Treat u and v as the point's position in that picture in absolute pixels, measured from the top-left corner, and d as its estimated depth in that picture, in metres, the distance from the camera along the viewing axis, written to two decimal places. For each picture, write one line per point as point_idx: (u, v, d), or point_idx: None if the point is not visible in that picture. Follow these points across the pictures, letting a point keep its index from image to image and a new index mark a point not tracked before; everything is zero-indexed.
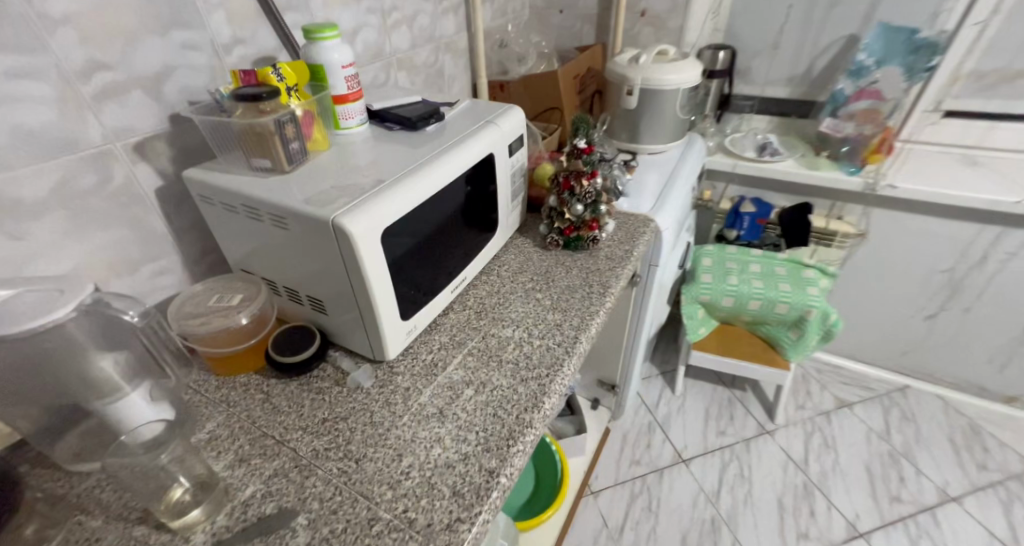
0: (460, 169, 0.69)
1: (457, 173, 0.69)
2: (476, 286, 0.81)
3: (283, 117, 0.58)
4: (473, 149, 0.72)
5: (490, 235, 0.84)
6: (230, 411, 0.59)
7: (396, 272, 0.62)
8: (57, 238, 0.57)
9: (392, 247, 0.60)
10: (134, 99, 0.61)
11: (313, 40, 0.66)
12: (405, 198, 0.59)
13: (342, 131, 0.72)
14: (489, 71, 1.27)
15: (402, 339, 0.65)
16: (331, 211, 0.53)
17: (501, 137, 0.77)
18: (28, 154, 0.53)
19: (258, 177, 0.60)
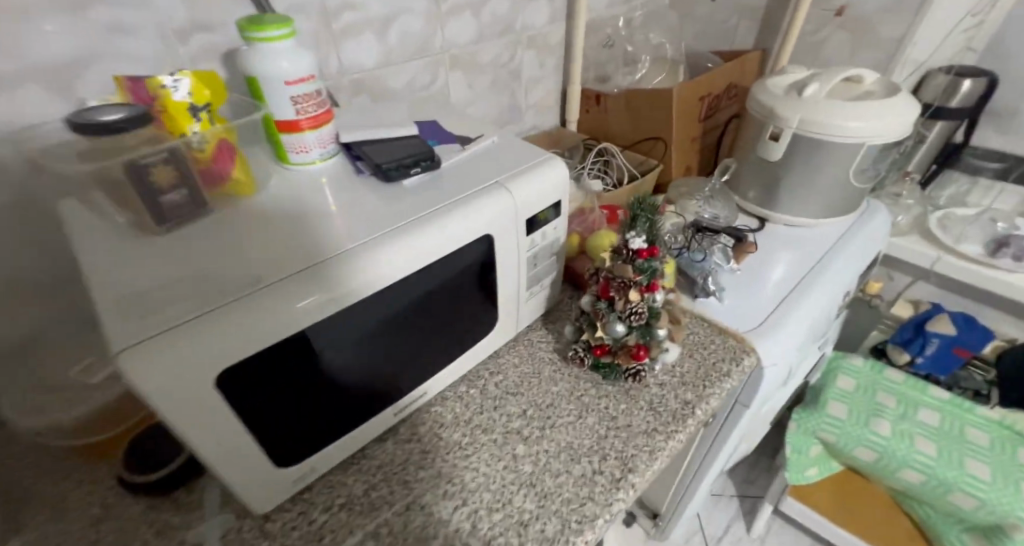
0: (418, 259, 0.45)
1: (412, 265, 0.45)
2: (445, 403, 0.58)
3: (147, 157, 0.40)
4: (452, 228, 0.47)
5: (484, 332, 0.59)
6: (48, 531, 0.45)
7: (274, 410, 0.41)
8: None
9: (261, 382, 0.39)
10: (28, 95, 0.48)
11: (245, 42, 0.46)
12: (313, 303, 0.39)
13: (293, 168, 0.52)
14: (587, 75, 0.97)
15: (279, 491, 0.45)
16: (130, 334, 0.33)
17: (511, 208, 0.51)
18: None
19: (121, 230, 0.43)
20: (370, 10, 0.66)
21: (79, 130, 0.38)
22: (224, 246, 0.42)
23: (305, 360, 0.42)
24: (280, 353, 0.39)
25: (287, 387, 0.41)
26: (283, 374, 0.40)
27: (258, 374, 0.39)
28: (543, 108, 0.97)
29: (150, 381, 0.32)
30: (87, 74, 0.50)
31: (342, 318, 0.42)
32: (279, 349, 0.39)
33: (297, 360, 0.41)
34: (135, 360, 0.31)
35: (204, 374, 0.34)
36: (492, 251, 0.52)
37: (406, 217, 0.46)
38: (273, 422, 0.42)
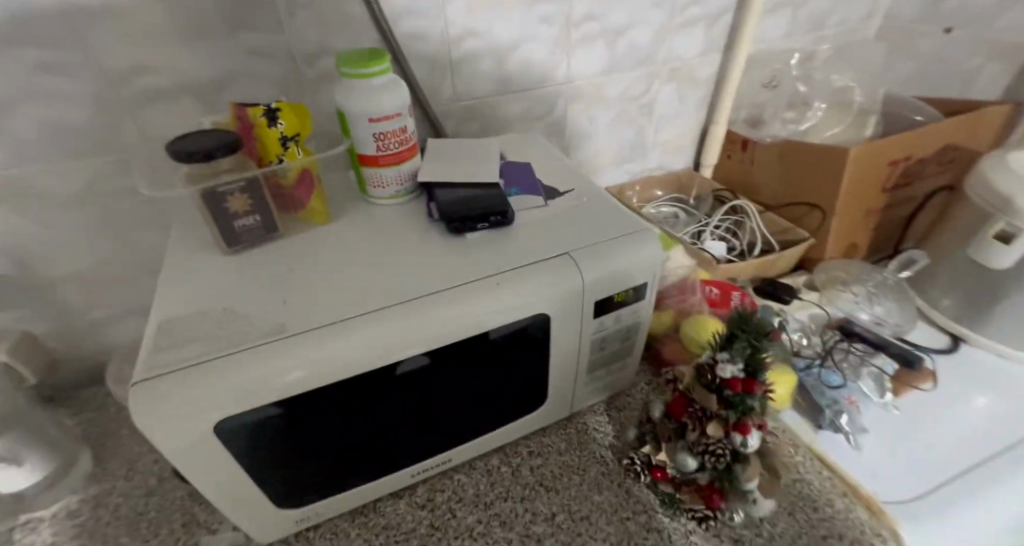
0: (453, 333, 0.40)
1: (445, 338, 0.40)
2: (470, 474, 0.52)
3: (228, 186, 0.41)
4: (499, 302, 0.41)
5: (530, 411, 0.51)
6: (110, 487, 0.53)
7: (362, 414, 0.41)
8: (88, 234, 0.58)
9: (372, 384, 0.40)
10: (181, 107, 0.55)
11: (343, 75, 0.44)
12: (369, 351, 0.37)
13: (373, 202, 0.51)
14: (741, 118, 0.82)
15: (279, 528, 0.45)
16: (149, 366, 0.34)
17: (581, 286, 0.43)
18: (61, 152, 0.52)
19: (202, 245, 0.45)
20: (490, 36, 0.62)
21: (179, 157, 0.39)
22: (268, 278, 0.42)
23: (419, 376, 0.42)
24: (400, 366, 0.40)
25: (383, 399, 0.41)
26: (397, 382, 0.41)
27: (376, 377, 0.39)
28: (675, 148, 0.85)
29: (145, 418, 0.32)
30: (223, 90, 0.55)
31: (470, 347, 0.42)
32: (403, 361, 0.40)
33: (414, 375, 0.41)
34: (141, 395, 0.32)
35: (201, 420, 0.34)
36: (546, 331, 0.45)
37: (453, 282, 0.41)
38: (348, 426, 0.42)
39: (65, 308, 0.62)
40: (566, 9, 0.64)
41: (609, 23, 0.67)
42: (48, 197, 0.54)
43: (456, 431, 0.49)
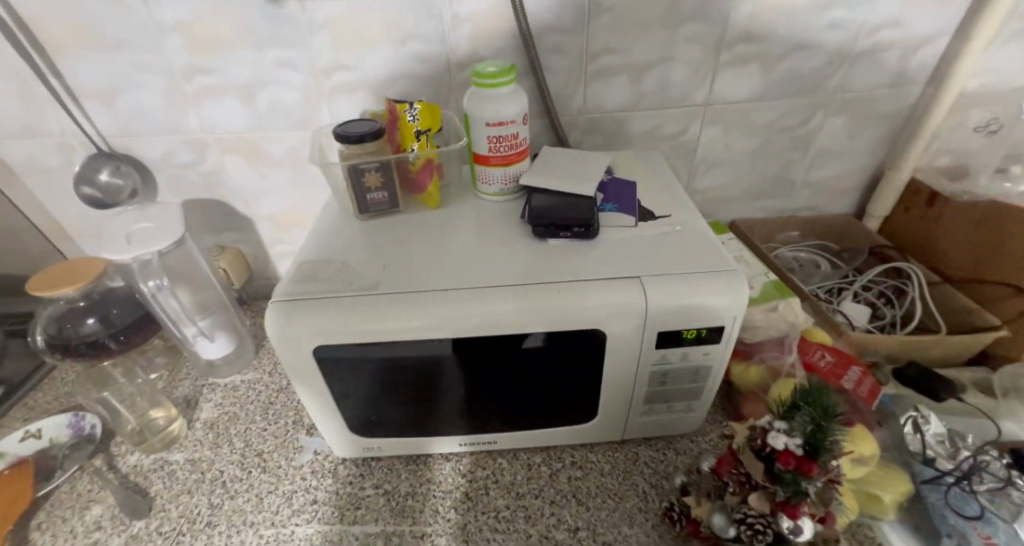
0: (500, 323, 0.42)
1: (492, 326, 0.42)
2: (511, 462, 0.55)
3: (368, 164, 0.50)
4: (559, 312, 0.41)
5: (582, 424, 0.52)
6: (259, 377, 0.70)
7: (488, 371, 0.46)
8: (289, 185, 0.77)
9: (493, 349, 0.44)
10: (360, 98, 0.68)
11: (474, 84, 0.49)
12: (432, 323, 0.41)
13: (481, 196, 0.56)
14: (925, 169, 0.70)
15: (352, 449, 0.54)
16: (286, 291, 0.44)
17: (648, 312, 0.41)
18: (283, 123, 0.70)
19: (344, 207, 0.56)
20: (630, 54, 0.63)
21: (340, 139, 0.49)
22: (376, 246, 0.50)
23: (542, 355, 0.44)
24: (522, 341, 0.43)
25: (497, 359, 0.45)
26: (516, 354, 0.44)
27: (501, 343, 0.43)
28: (824, 194, 0.79)
29: (275, 328, 0.41)
30: (390, 87, 0.67)
31: (589, 344, 0.43)
32: (526, 337, 0.43)
33: (534, 354, 0.44)
34: (275, 310, 0.42)
35: (307, 342, 0.42)
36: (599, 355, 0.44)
37: (520, 281, 0.43)
38: (473, 371, 0.46)
39: (262, 237, 0.83)
40: (720, 30, 0.62)
41: (772, 46, 0.63)
42: (271, 154, 0.73)
43: (507, 418, 0.51)
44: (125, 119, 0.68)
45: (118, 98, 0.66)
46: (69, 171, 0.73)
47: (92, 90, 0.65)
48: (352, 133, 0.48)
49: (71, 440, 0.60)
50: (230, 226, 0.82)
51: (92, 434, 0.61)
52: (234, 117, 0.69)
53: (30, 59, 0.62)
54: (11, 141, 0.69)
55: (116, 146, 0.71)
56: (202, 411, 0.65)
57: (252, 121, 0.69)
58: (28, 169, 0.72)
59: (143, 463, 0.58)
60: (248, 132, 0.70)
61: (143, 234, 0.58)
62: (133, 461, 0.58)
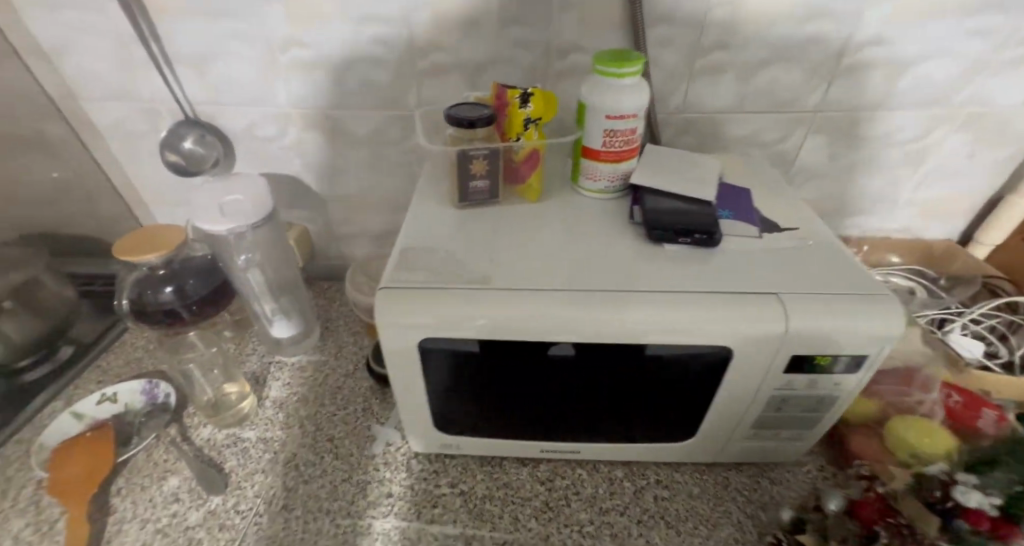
0: (543, 330, 0.39)
1: (537, 332, 0.39)
2: (592, 474, 0.53)
3: (477, 150, 0.47)
4: (601, 327, 0.38)
5: (650, 442, 0.49)
6: (325, 359, 0.70)
7: (502, 371, 0.43)
8: (366, 167, 0.76)
9: (515, 354, 0.41)
10: (451, 81, 0.66)
11: (596, 73, 0.46)
12: (546, 325, 0.38)
13: (581, 192, 0.53)
14: None
15: (430, 444, 0.52)
16: (394, 277, 0.41)
17: (788, 333, 0.37)
18: (369, 102, 0.68)
19: (440, 193, 0.53)
20: (745, 53, 0.59)
21: (451, 121, 0.46)
22: (475, 233, 0.47)
23: (648, 366, 0.41)
24: (550, 348, 0.40)
25: (515, 362, 0.42)
26: (542, 362, 0.42)
27: (528, 348, 0.41)
28: (926, 216, 0.74)
29: (385, 317, 0.39)
30: (483, 72, 0.65)
31: (623, 352, 0.40)
32: (553, 345, 0.40)
33: (559, 363, 0.42)
34: (384, 297, 0.40)
35: (415, 334, 0.40)
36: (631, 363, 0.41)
37: (635, 286, 0.40)
38: (493, 374, 0.43)
39: (330, 216, 0.83)
40: (848, 32, 0.57)
41: (902, 53, 0.58)
42: (353, 134, 0.72)
43: (599, 429, 0.49)
44: (214, 87, 0.67)
45: (210, 65, 0.65)
46: (154, 136, 0.73)
47: (187, 55, 0.65)
48: (465, 116, 0.46)
49: (146, 407, 0.60)
50: (300, 203, 0.81)
51: (166, 403, 0.61)
52: (321, 93, 0.67)
53: (135, 22, 0.61)
54: (104, 103, 0.70)
55: (200, 113, 0.70)
56: (271, 390, 0.64)
57: (337, 98, 0.68)
58: (115, 131, 0.73)
59: (217, 438, 0.57)
60: (331, 108, 0.69)
61: (234, 205, 0.58)
62: (206, 434, 0.58)
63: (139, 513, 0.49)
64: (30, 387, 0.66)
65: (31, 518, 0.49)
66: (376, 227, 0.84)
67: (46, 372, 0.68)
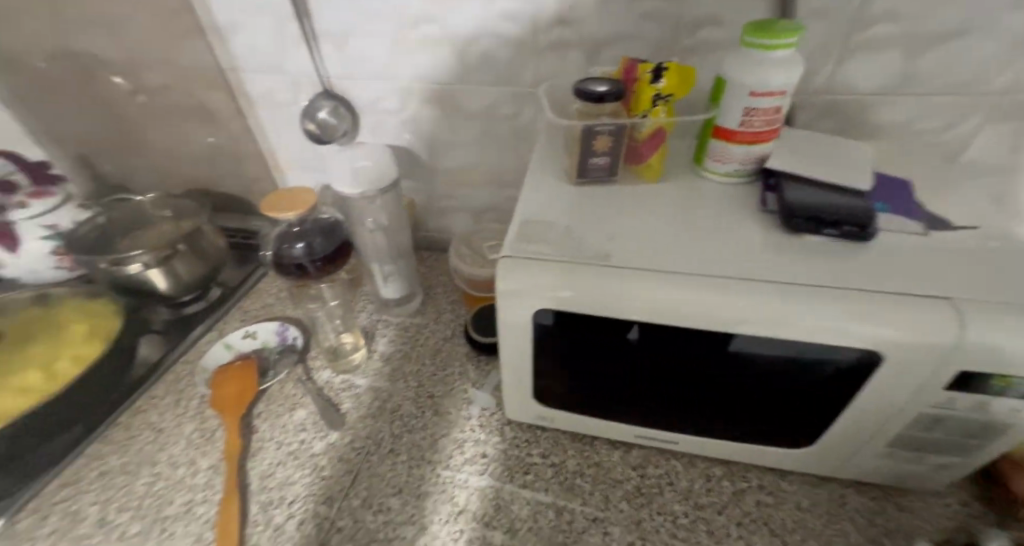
0: (635, 310, 0.38)
1: (626, 311, 0.39)
2: (687, 467, 0.51)
3: (602, 125, 0.46)
4: (684, 313, 0.37)
5: (745, 441, 0.47)
6: (426, 322, 0.74)
7: (575, 349, 0.44)
8: (477, 142, 0.78)
9: (589, 331, 0.42)
10: (571, 57, 0.65)
11: (742, 46, 0.43)
12: (668, 307, 0.37)
13: (704, 174, 0.50)
14: None
15: (525, 414, 0.53)
16: (517, 247, 0.42)
17: (957, 343, 0.33)
18: (488, 78, 0.70)
19: (555, 169, 0.53)
20: (920, 24, 0.52)
21: (580, 94, 0.46)
22: (596, 210, 0.47)
23: (759, 361, 0.39)
24: (621, 329, 0.41)
25: (589, 340, 0.43)
26: (623, 344, 0.42)
27: (607, 325, 0.41)
28: None
29: (505, 285, 0.40)
30: (604, 48, 0.63)
31: (694, 341, 0.40)
32: (625, 327, 0.40)
33: (628, 346, 0.42)
34: (507, 265, 0.41)
35: (533, 304, 0.41)
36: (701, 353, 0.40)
37: (767, 276, 0.38)
38: (569, 351, 0.44)
39: (437, 188, 0.86)
40: None
41: None
42: (468, 108, 0.74)
43: (704, 421, 0.47)
44: (350, 61, 0.73)
45: (349, 40, 0.70)
46: (295, 106, 0.81)
47: (331, 31, 0.70)
48: (595, 89, 0.45)
49: (279, 346, 0.68)
50: (413, 174, 0.86)
51: (294, 344, 0.68)
52: (444, 69, 0.70)
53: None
54: (259, 74, 0.78)
55: (335, 86, 0.76)
56: (380, 344, 0.70)
57: (459, 73, 0.70)
58: (265, 100, 0.81)
59: (336, 382, 0.64)
60: (453, 84, 0.71)
61: (367, 168, 0.64)
62: (325, 377, 0.65)
63: (275, 436, 0.57)
64: (189, 318, 0.78)
65: (196, 425, 0.58)
66: (479, 202, 0.87)
67: (201, 308, 0.79)
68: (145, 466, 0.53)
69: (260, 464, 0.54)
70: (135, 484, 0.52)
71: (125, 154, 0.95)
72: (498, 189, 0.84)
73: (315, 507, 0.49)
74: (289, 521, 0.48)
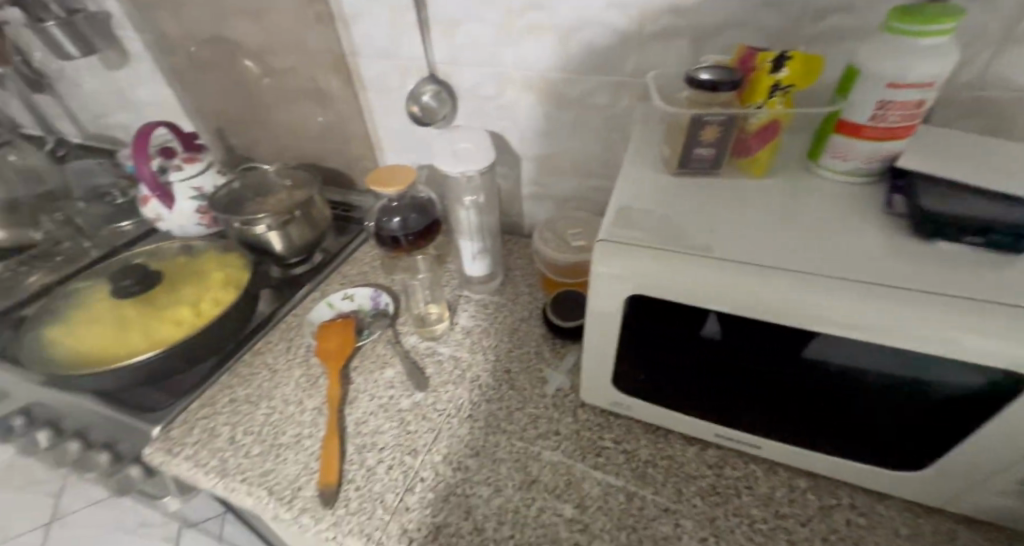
0: (733, 302, 0.38)
1: (724, 303, 0.38)
2: (768, 473, 0.49)
3: (712, 115, 0.45)
4: (788, 310, 0.36)
5: (833, 454, 0.45)
6: (505, 301, 0.77)
7: (655, 341, 0.46)
8: (569, 130, 0.79)
9: (676, 321, 0.43)
10: (677, 46, 0.63)
11: (883, 34, 0.40)
12: (771, 302, 0.37)
13: (819, 172, 0.47)
14: None
15: (600, 399, 0.54)
16: (614, 233, 0.43)
17: None
18: (589, 66, 0.70)
19: (653, 159, 0.53)
20: None
21: (693, 82, 0.45)
22: (694, 201, 0.46)
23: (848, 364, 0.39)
24: (699, 325, 0.42)
25: (671, 332, 0.44)
26: (712, 337, 0.43)
27: (696, 316, 0.42)
28: None
29: (601, 269, 0.42)
30: (714, 36, 0.61)
31: (777, 341, 0.40)
32: (704, 322, 0.42)
33: (706, 343, 0.43)
34: (603, 249, 0.42)
35: (627, 289, 0.42)
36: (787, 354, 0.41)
37: (885, 281, 0.35)
38: (650, 340, 0.46)
39: (525, 173, 0.88)
40: None
41: None
42: (564, 96, 0.75)
43: (793, 425, 0.45)
44: (456, 47, 0.76)
45: (459, 27, 0.74)
46: (401, 89, 0.86)
47: (442, 18, 0.74)
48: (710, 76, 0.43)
49: (372, 310, 0.75)
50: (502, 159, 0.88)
51: (385, 309, 0.74)
52: (545, 56, 0.71)
53: None
54: (373, 59, 0.84)
55: (440, 71, 0.80)
56: (461, 317, 0.74)
57: (560, 61, 0.71)
58: (375, 83, 0.88)
59: (422, 348, 0.69)
60: (553, 71, 0.72)
61: (467, 150, 0.67)
62: (412, 341, 0.70)
63: (369, 389, 0.63)
64: (297, 277, 0.87)
65: (304, 370, 0.65)
66: (564, 189, 0.87)
67: (307, 269, 0.88)
68: (263, 400, 0.61)
69: (356, 412, 0.60)
70: (255, 413, 0.60)
71: (252, 128, 1.07)
72: (585, 177, 0.84)
73: (402, 456, 0.54)
74: (379, 465, 0.53)
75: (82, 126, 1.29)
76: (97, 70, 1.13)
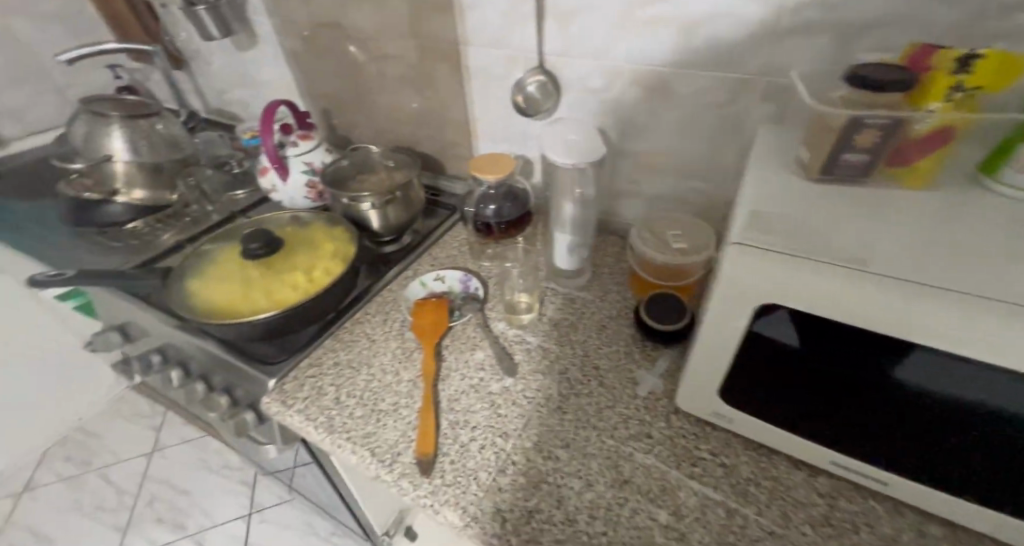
0: (887, 319, 0.36)
1: (877, 321, 0.36)
2: (890, 512, 0.45)
3: (871, 118, 0.41)
4: (954, 334, 0.34)
5: (978, 502, 0.40)
6: (592, 297, 0.76)
7: (755, 351, 0.45)
8: (676, 129, 0.76)
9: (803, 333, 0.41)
10: (814, 43, 0.59)
11: None
12: (935, 325, 0.34)
13: (995, 187, 0.42)
14: None
15: (700, 408, 0.51)
16: (749, 236, 0.40)
17: None
18: (710, 61, 0.67)
19: (785, 162, 0.49)
20: None
21: (854, 79, 0.41)
22: (836, 210, 0.43)
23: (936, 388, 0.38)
24: (774, 331, 0.42)
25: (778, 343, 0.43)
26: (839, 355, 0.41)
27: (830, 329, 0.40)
28: None
29: (734, 273, 0.40)
30: (860, 34, 0.56)
31: (875, 357, 0.39)
32: (777, 328, 0.42)
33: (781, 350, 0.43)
34: (737, 253, 0.40)
35: (761, 297, 0.40)
36: (916, 381, 0.38)
37: None
38: (774, 354, 0.44)
39: (621, 170, 0.86)
40: None
41: None
42: (676, 92, 0.72)
43: (918, 458, 0.42)
44: (570, 39, 0.76)
45: (575, 19, 0.73)
46: (506, 79, 0.87)
47: (560, 9, 0.73)
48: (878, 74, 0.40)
49: (461, 293, 0.77)
50: None
51: (475, 293, 0.76)
52: (663, 51, 0.69)
53: None
54: (483, 49, 0.86)
55: (549, 63, 0.80)
56: (548, 309, 0.74)
57: (679, 56, 0.68)
58: (482, 72, 0.89)
59: (511, 335, 0.69)
60: (670, 67, 0.70)
61: (583, 144, 0.67)
62: (501, 327, 0.71)
63: (459, 368, 0.64)
64: (390, 255, 0.91)
65: (399, 343, 0.68)
66: (661, 189, 0.84)
67: (400, 248, 0.92)
68: (364, 367, 0.65)
69: (449, 389, 0.61)
70: (357, 378, 0.63)
71: (357, 111, 1.13)
72: (686, 178, 0.81)
73: (494, 438, 0.55)
74: (472, 442, 0.55)
75: (208, 102, 1.42)
76: (229, 52, 1.24)
